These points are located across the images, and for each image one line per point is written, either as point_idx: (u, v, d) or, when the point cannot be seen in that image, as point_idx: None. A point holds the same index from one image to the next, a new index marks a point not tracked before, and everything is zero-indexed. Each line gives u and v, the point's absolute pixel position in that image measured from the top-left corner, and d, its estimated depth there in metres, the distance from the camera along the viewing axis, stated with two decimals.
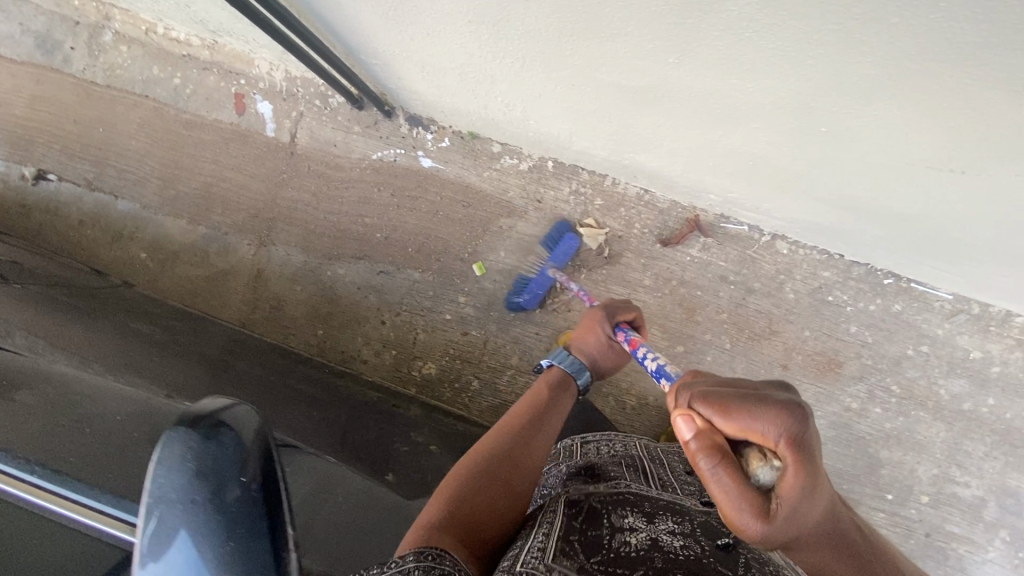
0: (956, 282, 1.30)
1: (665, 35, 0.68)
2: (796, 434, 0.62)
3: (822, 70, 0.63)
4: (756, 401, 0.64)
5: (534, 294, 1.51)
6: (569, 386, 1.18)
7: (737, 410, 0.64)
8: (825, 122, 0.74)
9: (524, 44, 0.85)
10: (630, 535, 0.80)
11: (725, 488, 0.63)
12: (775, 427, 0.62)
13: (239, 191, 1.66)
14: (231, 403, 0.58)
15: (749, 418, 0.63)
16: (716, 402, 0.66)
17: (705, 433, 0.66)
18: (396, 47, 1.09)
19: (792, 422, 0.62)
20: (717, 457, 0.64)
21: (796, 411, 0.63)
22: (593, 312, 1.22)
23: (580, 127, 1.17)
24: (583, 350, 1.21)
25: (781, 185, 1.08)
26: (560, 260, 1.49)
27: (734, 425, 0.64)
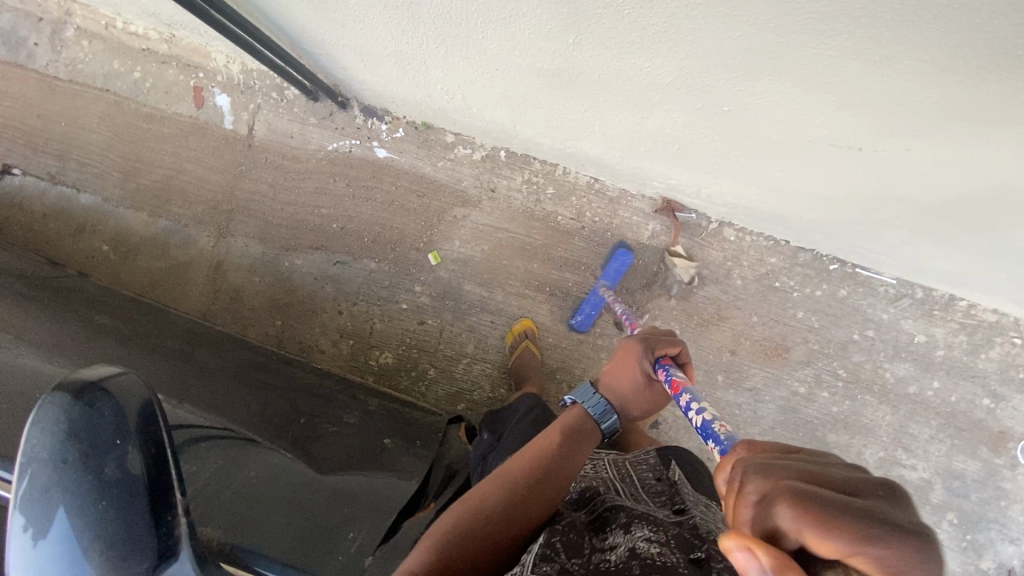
0: (897, 266, 1.31)
1: (555, 14, 0.70)
2: (906, 572, 0.42)
3: (697, 44, 0.65)
4: (851, 513, 0.44)
5: (589, 315, 1.51)
6: (592, 430, 0.98)
7: (834, 526, 0.44)
8: (721, 99, 0.76)
9: (437, 28, 0.87)
10: (609, 554, 0.75)
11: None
12: (883, 559, 0.42)
13: (199, 183, 1.68)
14: (117, 373, 0.62)
15: (849, 539, 0.43)
16: (812, 511, 0.45)
17: (776, 555, 0.44)
18: (330, 35, 1.11)
19: (900, 553, 0.42)
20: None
21: (905, 535, 0.43)
22: (631, 342, 1.00)
23: (517, 114, 1.19)
24: (614, 390, 1.00)
25: (711, 169, 1.10)
26: (613, 278, 1.48)
27: (826, 545, 0.44)
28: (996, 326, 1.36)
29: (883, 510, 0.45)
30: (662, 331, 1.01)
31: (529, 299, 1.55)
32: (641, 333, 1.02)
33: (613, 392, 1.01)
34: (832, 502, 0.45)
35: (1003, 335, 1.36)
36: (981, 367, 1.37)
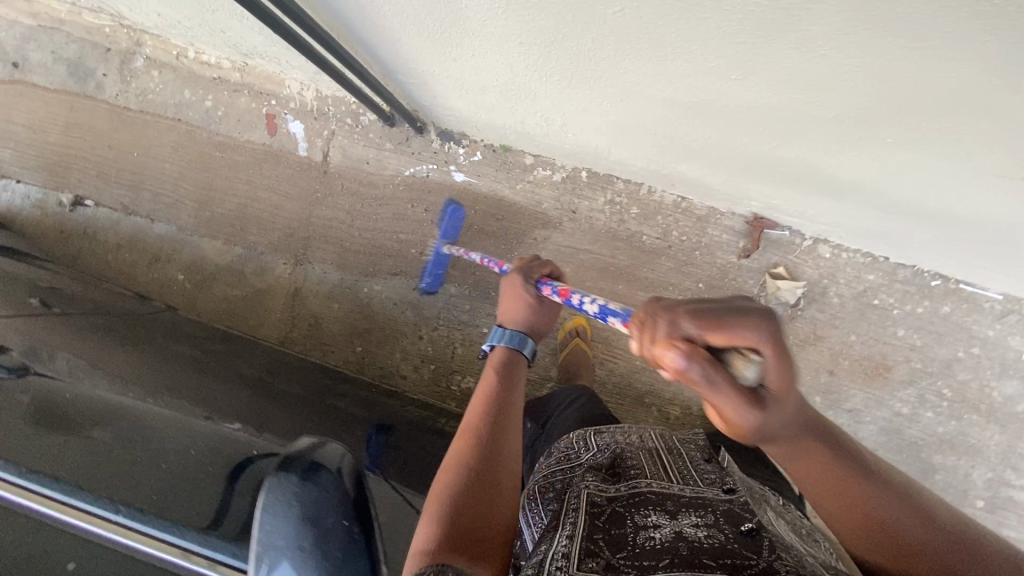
0: (1009, 283, 1.27)
1: (730, 55, 0.67)
2: (778, 337, 0.55)
3: (899, 84, 0.62)
4: (732, 310, 0.56)
5: (434, 275, 1.56)
6: (519, 360, 1.03)
7: (727, 321, 0.55)
8: (891, 132, 0.75)
9: (573, 64, 0.85)
10: (653, 532, 0.75)
11: (717, 391, 0.56)
12: (758, 332, 0.55)
13: (274, 210, 1.68)
14: (329, 450, 0.70)
15: (737, 328, 0.55)
16: (706, 318, 0.56)
17: (694, 350, 0.55)
18: (436, 67, 1.10)
19: (769, 325, 0.55)
20: (712, 368, 0.55)
21: (761, 311, 0.57)
22: (510, 279, 1.11)
23: (621, 139, 1.17)
24: (514, 320, 1.07)
25: (832, 191, 1.07)
26: (451, 234, 1.56)
27: (720, 334, 0.56)
28: None
29: (749, 305, 0.58)
30: (529, 261, 1.14)
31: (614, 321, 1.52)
32: (516, 270, 1.12)
33: (514, 321, 1.07)
34: (716, 307, 0.57)
35: None
36: None
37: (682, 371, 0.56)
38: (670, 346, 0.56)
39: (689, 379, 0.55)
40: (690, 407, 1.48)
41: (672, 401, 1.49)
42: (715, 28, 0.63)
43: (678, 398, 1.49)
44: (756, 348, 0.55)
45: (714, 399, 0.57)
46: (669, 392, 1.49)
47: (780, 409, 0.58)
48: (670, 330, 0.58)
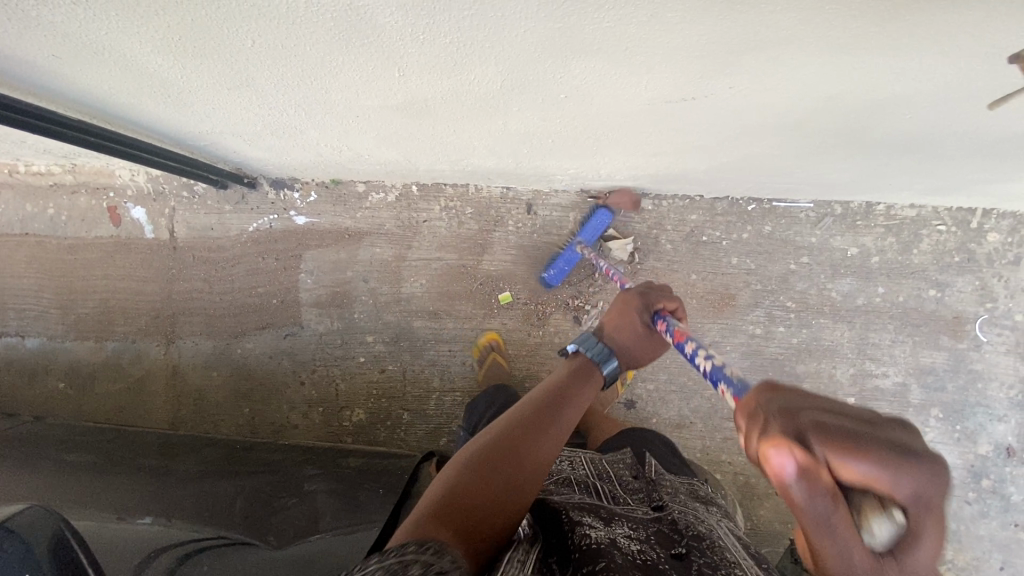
0: (809, 191, 1.34)
1: (373, 56, 0.72)
2: (930, 494, 0.43)
3: (505, 49, 0.67)
4: (878, 436, 0.45)
5: (561, 269, 1.47)
6: (596, 374, 1.07)
7: (861, 449, 0.44)
8: (559, 89, 0.79)
9: (286, 94, 0.90)
10: (589, 532, 0.80)
11: (828, 537, 0.45)
12: (909, 482, 0.43)
13: (136, 297, 1.69)
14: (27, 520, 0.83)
15: (876, 463, 0.43)
16: (840, 438, 0.44)
17: (812, 473, 0.43)
18: (203, 125, 1.13)
19: (925, 478, 0.43)
20: (828, 500, 0.44)
21: (926, 456, 0.44)
22: (628, 297, 1.07)
23: (404, 150, 1.21)
24: (611, 337, 1.09)
25: (597, 151, 1.12)
26: (591, 236, 1.45)
27: (856, 468, 0.43)
28: (918, 218, 1.38)
29: (899, 434, 0.45)
30: (658, 287, 1.07)
31: (480, 318, 1.56)
32: (637, 290, 1.07)
33: (612, 340, 1.09)
34: (862, 428, 0.45)
35: (928, 226, 1.38)
36: (918, 262, 1.39)
37: (789, 489, 0.44)
38: (784, 454, 0.44)
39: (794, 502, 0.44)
40: None
41: None
42: (326, 34, 0.67)
43: None
44: (894, 501, 0.43)
45: (828, 551, 0.45)
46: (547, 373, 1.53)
47: None
48: (760, 427, 0.49)
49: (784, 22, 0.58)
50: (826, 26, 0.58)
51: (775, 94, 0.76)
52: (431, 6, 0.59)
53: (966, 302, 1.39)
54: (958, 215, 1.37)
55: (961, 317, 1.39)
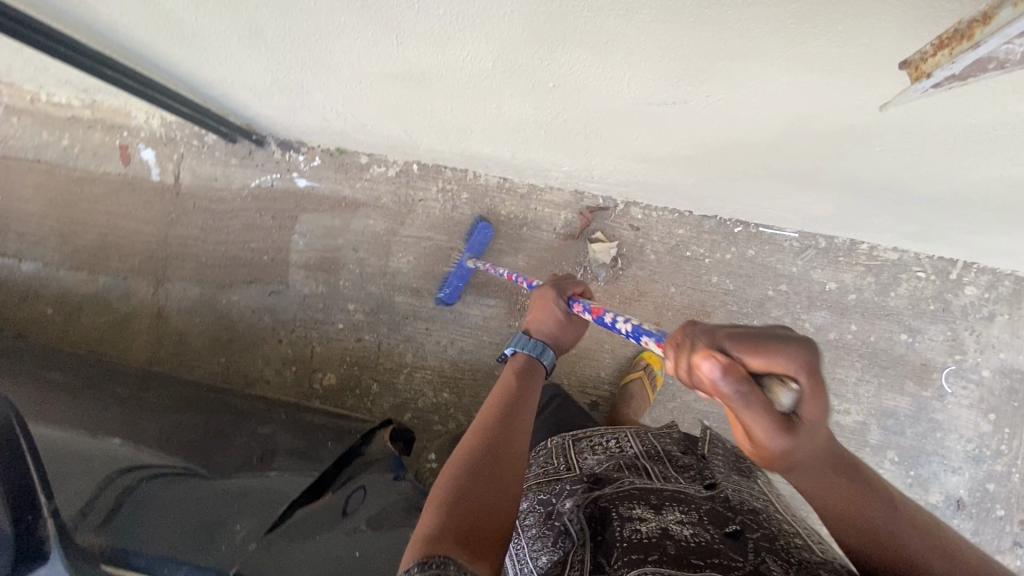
0: (793, 221, 1.36)
1: (372, 19, 0.76)
2: (814, 362, 0.51)
3: (494, 29, 0.71)
4: (772, 333, 0.52)
5: (455, 286, 1.53)
6: (537, 367, 1.04)
7: (762, 344, 0.51)
8: (549, 78, 0.82)
9: (293, 51, 0.94)
10: (639, 525, 0.76)
11: (749, 415, 0.51)
12: (799, 359, 0.50)
13: (134, 236, 1.74)
14: None
15: (771, 351, 0.51)
16: (742, 340, 0.52)
17: (732, 368, 0.51)
18: (215, 73, 1.17)
19: (810, 352, 0.51)
20: (749, 389, 0.51)
21: (801, 338, 0.52)
22: (544, 291, 1.11)
23: (405, 124, 1.25)
24: (538, 331, 1.08)
25: (587, 150, 1.16)
26: (478, 250, 1.52)
27: (758, 356, 0.51)
28: (899, 262, 1.41)
29: (786, 330, 0.54)
30: (563, 278, 1.15)
31: (461, 301, 1.58)
32: (550, 283, 1.13)
33: (540, 333, 1.08)
34: (764, 331, 0.53)
35: (908, 271, 1.40)
36: (894, 305, 1.41)
37: (718, 385, 0.51)
38: (709, 359, 0.52)
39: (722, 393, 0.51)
40: None
41: None
42: None
43: None
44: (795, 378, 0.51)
45: (754, 427, 0.52)
46: None
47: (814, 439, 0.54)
48: (688, 349, 0.57)
49: (744, 34, 0.61)
50: (793, 41, 0.61)
51: (751, 110, 0.79)
52: None
53: (936, 351, 1.40)
54: (937, 265, 1.39)
55: (930, 365, 1.40)
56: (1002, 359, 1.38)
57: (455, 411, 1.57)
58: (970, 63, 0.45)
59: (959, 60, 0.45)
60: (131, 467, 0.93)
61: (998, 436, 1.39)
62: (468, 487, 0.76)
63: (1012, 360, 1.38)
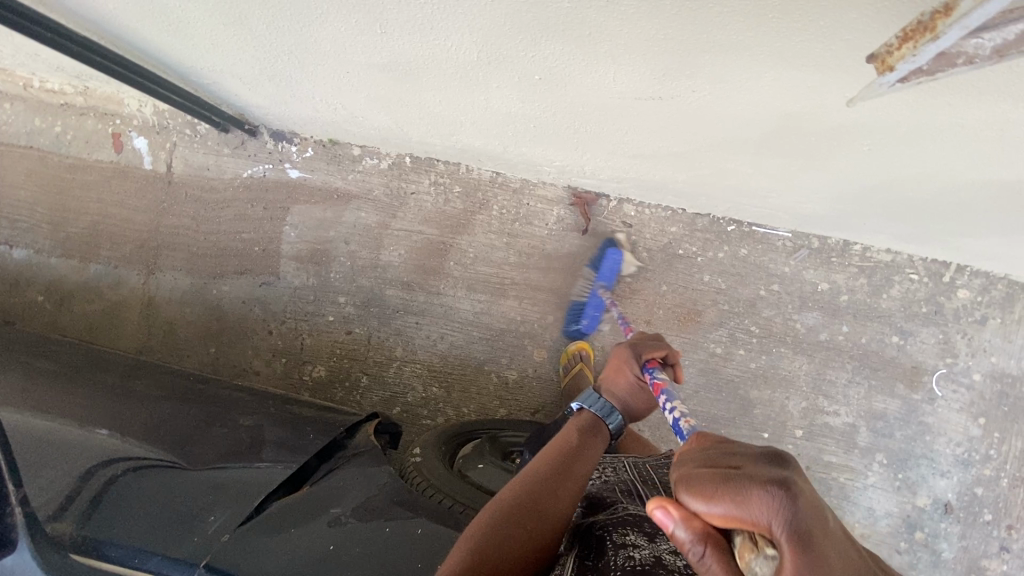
0: (786, 220, 1.35)
1: (354, 7, 0.75)
2: (784, 524, 0.48)
3: (476, 18, 0.70)
4: (735, 477, 0.52)
5: (592, 318, 1.51)
6: (600, 429, 1.08)
7: (719, 494, 0.51)
8: (535, 70, 0.81)
9: (279, 39, 0.93)
10: (633, 552, 0.79)
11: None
12: (766, 518, 0.48)
13: (125, 224, 1.73)
14: None
15: (731, 505, 0.50)
16: (696, 485, 0.54)
17: (685, 522, 0.53)
18: (203, 60, 1.16)
19: (780, 508, 0.48)
20: (703, 545, 0.52)
21: (783, 484, 0.49)
22: (620, 352, 1.12)
23: (396, 116, 1.24)
24: (608, 393, 1.12)
25: (578, 145, 1.15)
26: (608, 279, 1.49)
27: (717, 513, 0.51)
28: (892, 264, 1.40)
29: (768, 474, 0.51)
30: (645, 338, 1.14)
31: (451, 295, 1.57)
32: (629, 343, 1.14)
33: (609, 394, 1.12)
34: (724, 475, 0.52)
35: (901, 273, 1.39)
36: (886, 307, 1.40)
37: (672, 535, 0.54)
38: (664, 510, 0.54)
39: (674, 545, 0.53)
40: (528, 370, 1.55)
41: (511, 367, 1.56)
42: None
43: (516, 363, 1.56)
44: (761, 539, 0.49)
45: None
46: (507, 358, 1.55)
47: None
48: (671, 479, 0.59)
49: (726, 27, 0.60)
50: (774, 36, 0.60)
51: (738, 105, 0.78)
52: None
53: (927, 354, 1.39)
54: (930, 267, 1.38)
55: (921, 368, 1.39)
56: (993, 363, 1.38)
57: (444, 406, 1.57)
58: (933, 55, 0.45)
59: (922, 52, 0.45)
60: (108, 459, 0.92)
61: (987, 441, 1.38)
62: (493, 541, 0.83)
63: (1003, 365, 1.37)
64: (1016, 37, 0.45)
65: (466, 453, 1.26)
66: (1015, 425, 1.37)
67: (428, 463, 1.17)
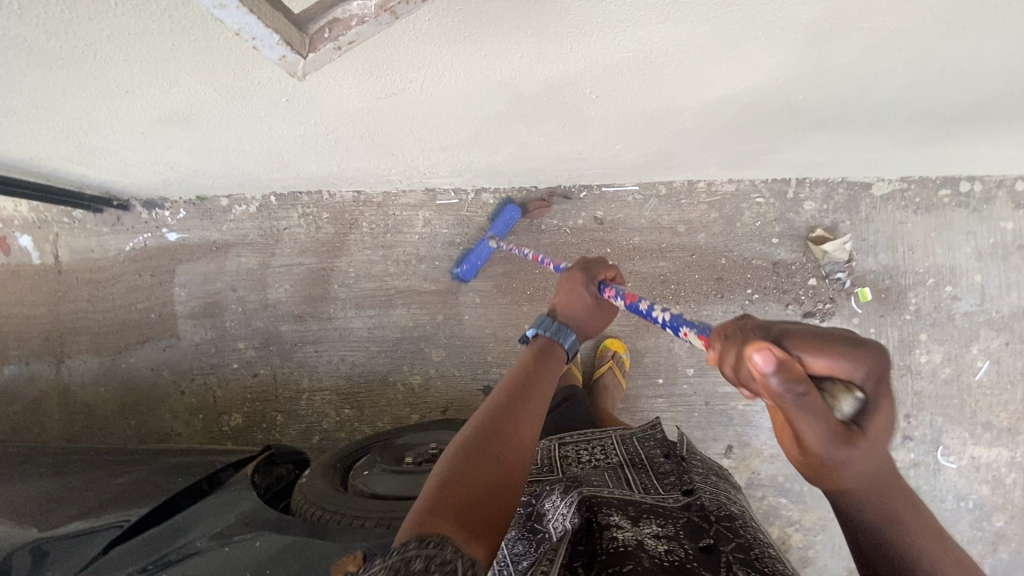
0: (624, 175, 1.41)
1: (85, 77, 0.80)
2: (886, 374, 0.50)
3: (178, 60, 0.75)
4: (847, 334, 0.50)
5: (473, 264, 1.52)
6: (557, 352, 0.97)
7: (829, 343, 0.49)
8: (277, 92, 0.86)
9: (57, 117, 0.97)
10: (617, 533, 0.81)
11: (805, 418, 0.48)
12: (867, 368, 0.49)
13: (27, 322, 1.77)
14: None
15: (841, 353, 0.49)
16: (806, 338, 0.49)
17: (787, 365, 0.47)
18: (26, 151, 1.21)
19: (881, 361, 0.50)
20: (808, 391, 0.47)
21: (879, 341, 0.50)
22: (573, 274, 1.04)
23: (222, 160, 1.28)
24: (565, 313, 1.01)
25: (392, 150, 1.20)
26: (501, 230, 1.50)
27: (824, 360, 0.49)
28: (738, 193, 1.45)
29: (849, 330, 0.52)
30: (594, 258, 1.08)
31: (344, 316, 1.62)
32: (577, 266, 1.07)
33: (566, 316, 1.01)
34: (823, 330, 0.50)
35: (748, 200, 1.45)
36: (742, 234, 1.45)
37: (766, 381, 0.47)
38: (764, 353, 0.47)
39: (774, 393, 0.47)
40: (430, 373, 1.59)
41: (413, 373, 1.60)
42: (28, 61, 0.76)
43: (418, 369, 1.60)
44: (855, 382, 0.50)
45: (802, 430, 0.48)
46: (407, 365, 1.60)
47: (872, 461, 0.53)
48: (734, 344, 0.53)
49: None
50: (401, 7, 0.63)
51: (456, 83, 0.82)
52: (73, 28, 0.68)
53: (790, 270, 1.44)
54: (773, 187, 1.44)
55: (789, 284, 1.44)
56: (855, 264, 1.42)
57: (359, 424, 1.61)
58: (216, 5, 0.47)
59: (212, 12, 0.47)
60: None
61: (865, 338, 1.42)
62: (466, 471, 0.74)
63: (864, 263, 1.42)
64: None
65: (358, 464, 1.27)
66: (888, 317, 1.42)
67: (312, 482, 1.15)
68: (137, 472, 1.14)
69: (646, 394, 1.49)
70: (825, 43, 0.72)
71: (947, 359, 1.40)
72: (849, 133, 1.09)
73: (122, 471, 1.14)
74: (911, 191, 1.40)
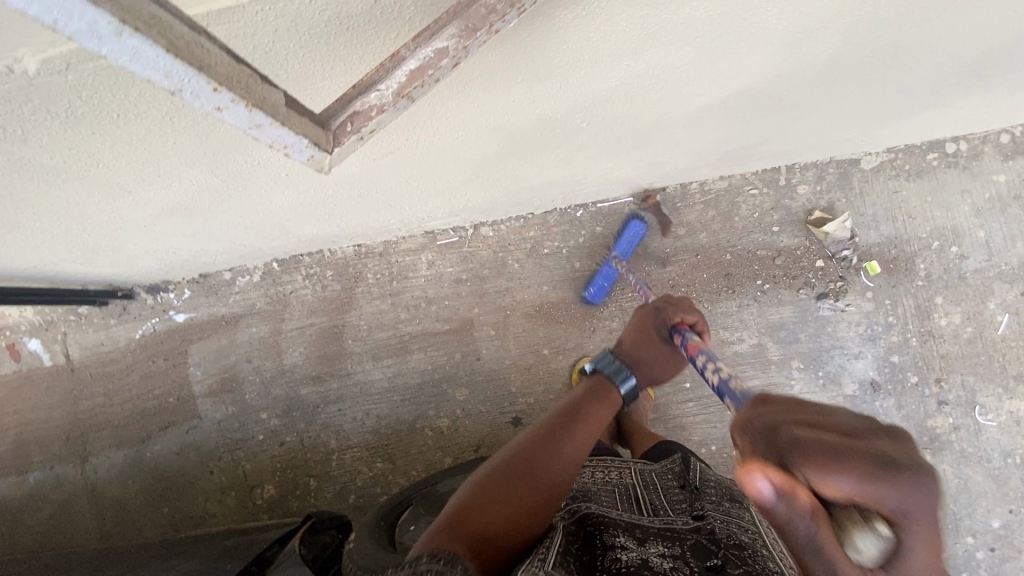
0: (618, 189, 1.43)
1: (89, 185, 0.82)
2: (915, 507, 0.48)
3: (179, 156, 0.77)
4: (885, 462, 0.48)
5: (602, 286, 1.47)
6: (611, 393, 1.02)
7: (847, 470, 0.48)
8: (276, 169, 0.87)
9: (61, 224, 0.98)
10: (621, 554, 0.77)
11: (815, 555, 0.50)
12: (896, 500, 0.48)
13: (46, 426, 1.75)
14: None
15: (862, 482, 0.48)
16: (820, 461, 0.49)
17: (790, 493, 0.48)
18: (30, 260, 1.22)
19: (918, 491, 0.47)
20: (814, 519, 0.48)
21: (913, 470, 0.48)
22: (645, 313, 1.05)
23: (225, 237, 1.29)
24: (626, 352, 1.06)
25: (390, 202, 1.21)
26: (626, 250, 1.45)
27: (841, 488, 0.48)
28: (731, 188, 1.47)
29: (883, 450, 0.50)
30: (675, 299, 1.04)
31: (362, 369, 1.61)
32: (651, 306, 1.05)
33: (630, 354, 1.05)
34: (852, 450, 0.49)
35: (742, 194, 1.46)
36: (742, 228, 1.46)
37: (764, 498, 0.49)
38: (765, 478, 0.49)
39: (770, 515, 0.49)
40: (456, 413, 1.58)
41: (440, 416, 1.59)
42: (33, 178, 0.77)
43: (444, 411, 1.59)
44: (880, 512, 0.48)
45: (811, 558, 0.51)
46: (433, 409, 1.58)
47: None
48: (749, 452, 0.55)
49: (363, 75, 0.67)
50: None
51: (451, 131, 0.84)
52: (78, 144, 0.69)
53: (796, 254, 1.45)
54: (765, 177, 1.45)
55: (797, 269, 1.45)
56: (858, 240, 1.43)
57: (393, 476, 1.59)
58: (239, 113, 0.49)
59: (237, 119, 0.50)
60: None
61: (882, 310, 1.43)
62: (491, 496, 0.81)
63: (867, 238, 1.43)
64: (408, 76, 0.55)
65: (403, 520, 1.26)
66: (900, 286, 1.42)
67: (361, 545, 1.13)
68: (182, 566, 1.12)
69: (676, 400, 1.48)
70: (804, 42, 0.74)
71: (966, 318, 1.41)
72: (832, 117, 1.11)
73: (168, 567, 1.13)
74: (899, 160, 1.42)
